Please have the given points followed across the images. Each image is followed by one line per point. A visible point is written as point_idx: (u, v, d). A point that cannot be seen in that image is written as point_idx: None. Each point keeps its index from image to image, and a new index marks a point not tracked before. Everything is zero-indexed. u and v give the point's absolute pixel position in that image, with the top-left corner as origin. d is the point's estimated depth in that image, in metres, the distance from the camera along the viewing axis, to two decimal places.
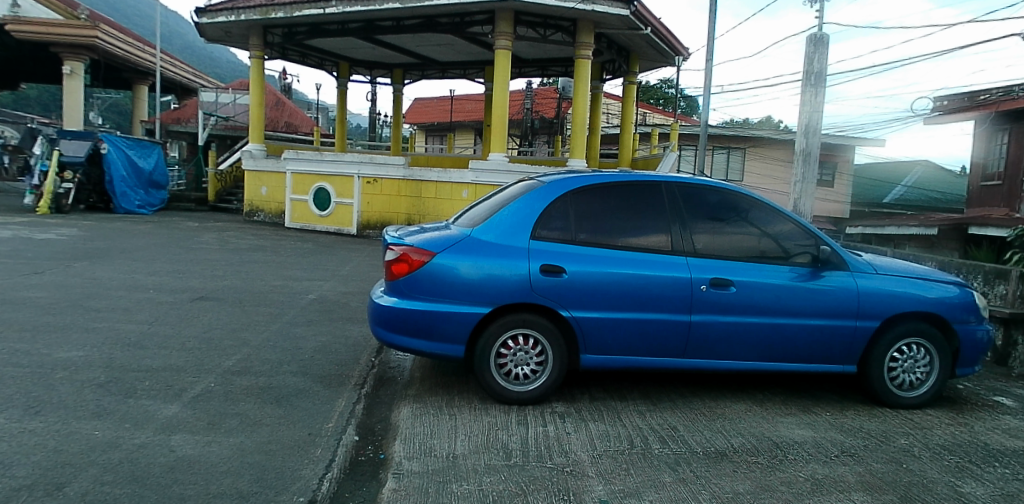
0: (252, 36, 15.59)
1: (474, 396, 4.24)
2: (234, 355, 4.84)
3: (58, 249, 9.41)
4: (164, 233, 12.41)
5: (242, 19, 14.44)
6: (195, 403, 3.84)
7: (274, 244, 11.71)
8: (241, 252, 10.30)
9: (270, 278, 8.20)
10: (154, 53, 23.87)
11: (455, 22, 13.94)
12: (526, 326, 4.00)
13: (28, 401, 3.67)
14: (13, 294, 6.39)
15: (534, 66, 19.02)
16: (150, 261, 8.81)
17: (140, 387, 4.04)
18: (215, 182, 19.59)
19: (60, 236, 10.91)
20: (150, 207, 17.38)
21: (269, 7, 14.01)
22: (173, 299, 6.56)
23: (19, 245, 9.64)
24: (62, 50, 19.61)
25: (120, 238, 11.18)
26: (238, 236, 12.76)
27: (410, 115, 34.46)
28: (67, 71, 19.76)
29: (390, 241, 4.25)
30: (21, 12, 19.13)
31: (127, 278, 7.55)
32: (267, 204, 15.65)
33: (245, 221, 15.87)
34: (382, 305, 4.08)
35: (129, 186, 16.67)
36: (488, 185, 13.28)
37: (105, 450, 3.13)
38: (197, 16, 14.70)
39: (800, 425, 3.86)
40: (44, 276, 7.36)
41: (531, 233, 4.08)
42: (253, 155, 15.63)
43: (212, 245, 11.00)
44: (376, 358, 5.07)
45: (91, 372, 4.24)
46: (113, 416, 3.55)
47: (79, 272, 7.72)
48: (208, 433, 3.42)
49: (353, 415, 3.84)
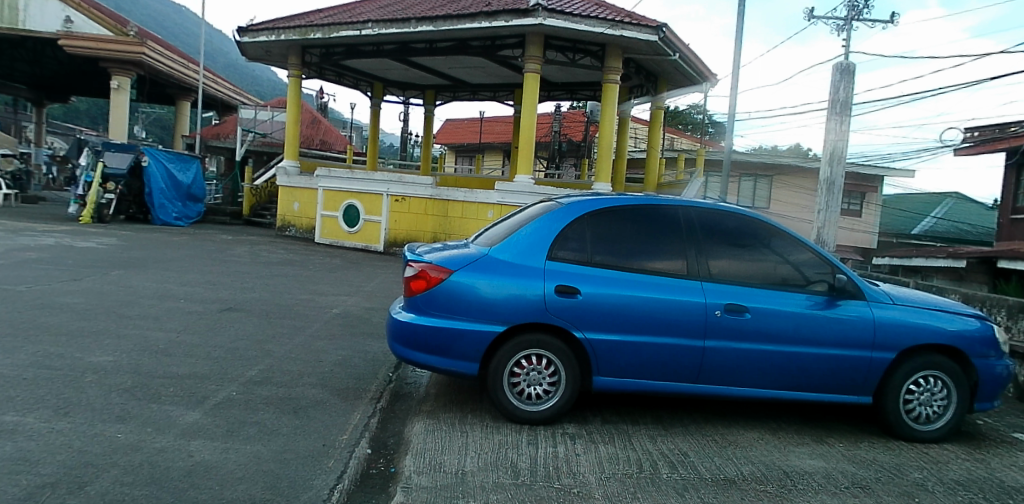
0: (291, 55, 16.07)
1: (487, 414, 4.26)
2: (256, 365, 4.94)
3: (95, 257, 9.73)
4: (199, 245, 12.76)
5: (281, 39, 14.92)
6: (216, 410, 3.93)
7: (303, 258, 11.96)
8: (270, 265, 10.55)
9: (296, 291, 8.37)
10: (198, 70, 24.75)
11: (486, 45, 14.20)
12: (539, 347, 4.01)
13: (58, 403, 3.79)
14: (50, 299, 6.62)
15: (563, 90, 19.23)
16: (182, 271, 9.06)
17: (164, 393, 4.13)
18: (250, 198, 20.14)
19: (98, 245, 11.28)
20: (186, 219, 17.78)
21: (307, 28, 14.47)
22: (202, 309, 6.73)
23: (61, 252, 10.01)
24: (110, 66, 20.40)
25: (155, 248, 11.51)
26: (268, 249, 13.04)
27: (441, 135, 35.07)
28: (115, 85, 20.59)
29: (410, 257, 4.32)
30: (74, 28, 19.91)
31: (160, 287, 7.77)
32: (298, 220, 15.94)
33: (277, 235, 16.21)
34: (400, 320, 4.13)
35: (167, 198, 17.10)
36: (512, 206, 13.40)
37: (126, 453, 3.21)
38: (239, 35, 15.23)
39: (811, 454, 3.78)
40: (82, 282, 7.61)
41: (548, 254, 4.11)
42: (287, 171, 16.02)
43: (243, 257, 11.29)
44: (394, 373, 5.12)
45: (117, 378, 4.36)
46: (135, 420, 3.64)
47: (114, 280, 7.99)
48: (226, 441, 3.49)
49: (367, 429, 3.89)
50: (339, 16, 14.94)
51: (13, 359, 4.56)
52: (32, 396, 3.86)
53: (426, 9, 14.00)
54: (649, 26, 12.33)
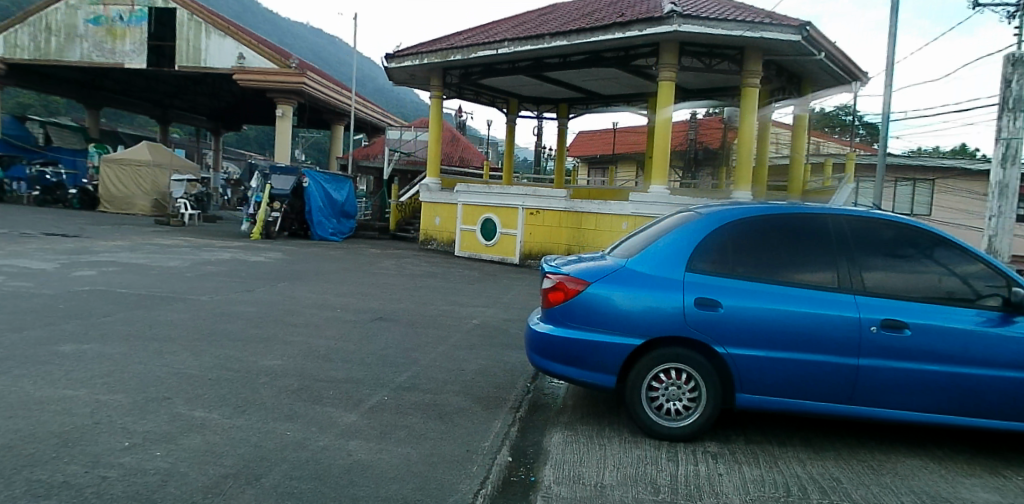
0: (433, 78, 17.18)
1: (625, 428, 4.28)
2: (404, 372, 5.35)
3: (267, 270, 11.06)
4: (353, 259, 14.03)
5: (425, 62, 15.98)
6: (370, 413, 4.33)
7: (445, 271, 12.71)
8: (415, 277, 11.34)
9: (438, 302, 8.93)
10: (351, 96, 27.17)
11: (620, 56, 14.20)
12: (678, 361, 3.96)
13: (239, 400, 4.38)
14: (231, 308, 7.62)
15: (699, 97, 18.71)
16: (338, 283, 10.02)
17: (325, 395, 4.62)
18: (396, 213, 21.67)
19: (268, 259, 12.79)
20: (340, 234, 19.53)
21: (448, 50, 15.39)
22: (356, 318, 7.41)
23: (239, 266, 11.49)
24: (276, 95, 23.10)
25: (316, 262, 12.83)
26: (414, 262, 14.01)
27: (574, 148, 35.45)
28: (280, 113, 23.27)
29: (548, 269, 4.47)
30: (246, 63, 22.83)
31: (320, 298, 8.66)
32: (439, 233, 16.87)
33: (420, 248, 17.27)
34: (539, 332, 4.29)
35: (324, 215, 18.89)
36: (647, 217, 13.26)
37: (296, 449, 3.66)
38: (387, 61, 16.55)
39: (991, 490, 3.37)
40: (256, 293, 8.69)
41: (686, 266, 4.06)
42: (429, 188, 17.01)
43: (391, 270, 12.24)
44: (532, 384, 5.29)
45: (286, 380, 4.93)
46: (302, 419, 4.11)
47: (281, 291, 9.03)
48: (380, 442, 3.85)
49: (509, 437, 4.07)
50: (477, 38, 15.72)
51: (205, 358, 5.33)
52: (218, 393, 4.49)
53: (560, 24, 14.29)
54: (791, 25, 11.63)
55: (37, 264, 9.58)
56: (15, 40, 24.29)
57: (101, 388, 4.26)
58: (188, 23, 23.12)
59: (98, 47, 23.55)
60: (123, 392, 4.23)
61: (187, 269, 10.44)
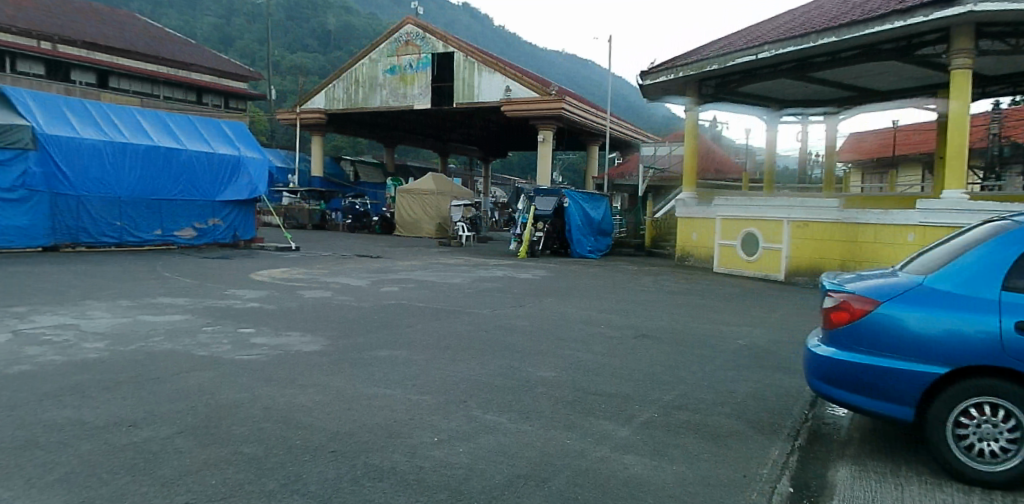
0: (687, 91, 17.06)
1: (925, 468, 3.73)
2: (673, 391, 5.26)
3: (534, 286, 11.89)
4: (610, 275, 14.54)
5: (678, 76, 15.96)
6: (643, 429, 4.31)
7: (704, 288, 12.52)
8: (675, 295, 11.27)
9: (701, 321, 8.71)
10: (606, 117, 28.17)
11: (902, 46, 12.94)
12: (995, 395, 3.35)
13: (521, 407, 4.63)
14: (506, 320, 8.22)
15: (1000, 84, 16.16)
16: (599, 300, 10.33)
17: (598, 408, 4.69)
18: (651, 230, 21.67)
19: (534, 276, 13.81)
20: (598, 252, 20.08)
21: (704, 61, 15.16)
22: (619, 335, 7.51)
23: (509, 283, 12.42)
24: (538, 122, 24.96)
25: (576, 279, 13.51)
26: (670, 279, 14.06)
27: (845, 152, 32.09)
28: (542, 139, 25.14)
29: (828, 288, 4.13)
30: (512, 94, 24.82)
31: (584, 314, 8.99)
32: (696, 249, 16.62)
33: (675, 265, 17.14)
34: (817, 354, 3.95)
35: (582, 233, 19.59)
36: (940, 227, 11.62)
37: (576, 457, 3.79)
38: (642, 79, 16.94)
39: None
40: (526, 308, 9.31)
41: (1005, 283, 3.45)
42: (685, 202, 16.91)
43: (649, 287, 12.39)
44: (809, 411, 4.87)
45: (562, 391, 5.09)
46: (579, 430, 4.22)
47: (550, 307, 9.52)
48: (655, 459, 3.82)
49: (786, 467, 3.79)
50: (733, 45, 15.26)
51: (490, 366, 5.74)
52: (503, 398, 4.80)
53: (827, 19, 13.31)
54: None
55: (353, 281, 11.39)
56: (331, 94, 29.35)
57: (410, 389, 4.85)
58: (464, 63, 25.76)
59: (393, 94, 27.34)
60: (429, 393, 4.76)
61: (467, 285, 11.64)
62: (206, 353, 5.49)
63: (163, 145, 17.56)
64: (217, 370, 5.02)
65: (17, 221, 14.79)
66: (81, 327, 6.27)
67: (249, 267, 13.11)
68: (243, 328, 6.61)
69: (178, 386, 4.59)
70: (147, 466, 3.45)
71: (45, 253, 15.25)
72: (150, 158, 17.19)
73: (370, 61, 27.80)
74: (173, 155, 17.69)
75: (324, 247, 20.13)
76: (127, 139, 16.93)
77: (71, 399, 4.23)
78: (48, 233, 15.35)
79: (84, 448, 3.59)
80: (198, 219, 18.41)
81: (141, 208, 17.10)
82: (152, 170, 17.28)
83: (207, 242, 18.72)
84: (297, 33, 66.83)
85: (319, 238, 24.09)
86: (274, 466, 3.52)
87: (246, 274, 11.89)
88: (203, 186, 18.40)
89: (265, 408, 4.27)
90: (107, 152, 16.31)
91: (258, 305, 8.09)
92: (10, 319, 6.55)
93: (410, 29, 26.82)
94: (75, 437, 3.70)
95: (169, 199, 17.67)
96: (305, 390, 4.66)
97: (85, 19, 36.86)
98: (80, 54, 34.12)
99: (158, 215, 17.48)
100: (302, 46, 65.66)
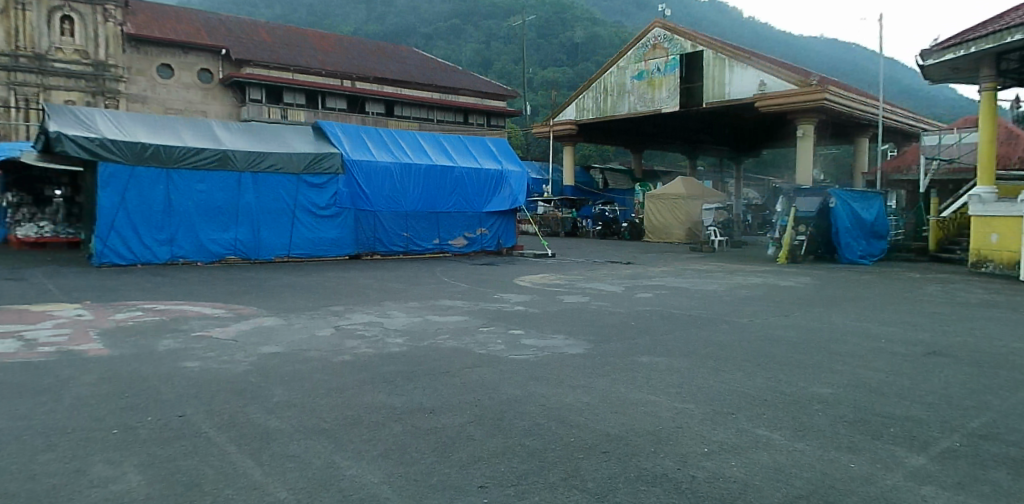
0: (982, 68, 16.68)
1: None
2: (979, 417, 4.58)
3: (799, 295, 11.18)
4: (886, 284, 13.23)
5: (970, 51, 15.72)
6: (943, 459, 3.83)
7: (1014, 300, 10.75)
8: (977, 308, 9.75)
9: (1014, 339, 7.41)
10: (877, 105, 27.52)
11: None
12: None
13: (795, 423, 4.38)
14: (771, 330, 7.78)
15: None
16: (878, 312, 9.33)
17: (886, 432, 4.25)
18: (937, 231, 19.93)
19: (797, 283, 13.06)
20: (870, 256, 19.01)
21: (1003, 32, 14.79)
22: (906, 351, 6.70)
23: (770, 291, 11.77)
24: (797, 115, 25.15)
25: (845, 287, 12.49)
26: (965, 289, 12.35)
27: None
28: (801, 133, 25.68)
29: None
30: (767, 88, 25.20)
31: (860, 326, 8.19)
32: (996, 253, 15.34)
33: (970, 272, 16.09)
34: None
35: (852, 237, 18.68)
36: None
37: (864, 483, 3.51)
38: (925, 59, 17.00)
39: None
40: (792, 317, 8.77)
41: None
42: (983, 200, 15.82)
43: (942, 298, 10.95)
44: None
45: (841, 409, 4.68)
46: (864, 454, 3.89)
47: (822, 317, 8.85)
48: (961, 493, 3.38)
49: None
50: None
51: (757, 380, 5.48)
52: (775, 414, 4.60)
53: None
54: None
55: (608, 287, 11.82)
56: (584, 105, 32.90)
57: (674, 396, 4.98)
58: (713, 61, 26.90)
59: (642, 99, 29.65)
60: (695, 403, 4.78)
61: (724, 292, 11.33)
62: (486, 351, 6.25)
63: (441, 164, 19.71)
64: (495, 368, 5.72)
65: (331, 234, 17.82)
66: (385, 325, 7.28)
67: (511, 274, 14.26)
68: (514, 330, 7.25)
69: (466, 379, 5.35)
70: (446, 451, 4.07)
71: (350, 260, 18.13)
72: (430, 175, 19.44)
73: (618, 69, 30.65)
74: (448, 172, 19.79)
75: (578, 254, 21.20)
76: (412, 159, 19.33)
77: (382, 385, 5.19)
78: (354, 243, 18.22)
79: (395, 429, 4.43)
80: (468, 228, 20.48)
81: (423, 220, 19.47)
82: (432, 186, 19.52)
83: (477, 249, 20.76)
84: (547, 49, 72.80)
85: (571, 245, 26.15)
86: (554, 460, 3.88)
87: (511, 279, 13.03)
88: (473, 199, 20.36)
89: (540, 405, 4.83)
90: (397, 172, 18.78)
91: (524, 309, 8.76)
92: (331, 316, 7.80)
93: (659, 34, 28.94)
94: (388, 419, 4.59)
95: (445, 211, 19.87)
96: (574, 391, 5.11)
97: (377, 57, 46.92)
98: (373, 88, 43.37)
99: (436, 226, 19.77)
100: (554, 59, 71.27)
